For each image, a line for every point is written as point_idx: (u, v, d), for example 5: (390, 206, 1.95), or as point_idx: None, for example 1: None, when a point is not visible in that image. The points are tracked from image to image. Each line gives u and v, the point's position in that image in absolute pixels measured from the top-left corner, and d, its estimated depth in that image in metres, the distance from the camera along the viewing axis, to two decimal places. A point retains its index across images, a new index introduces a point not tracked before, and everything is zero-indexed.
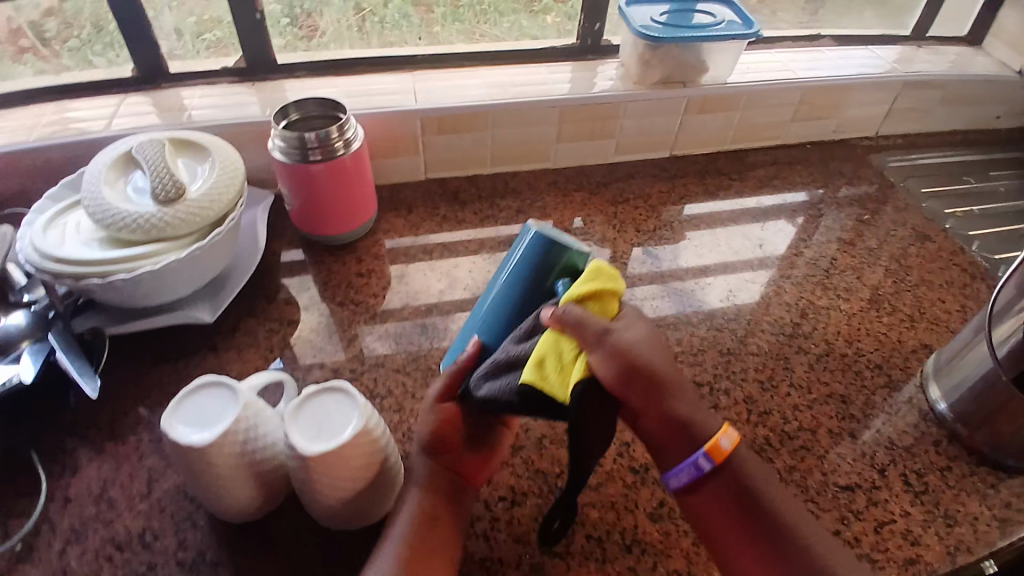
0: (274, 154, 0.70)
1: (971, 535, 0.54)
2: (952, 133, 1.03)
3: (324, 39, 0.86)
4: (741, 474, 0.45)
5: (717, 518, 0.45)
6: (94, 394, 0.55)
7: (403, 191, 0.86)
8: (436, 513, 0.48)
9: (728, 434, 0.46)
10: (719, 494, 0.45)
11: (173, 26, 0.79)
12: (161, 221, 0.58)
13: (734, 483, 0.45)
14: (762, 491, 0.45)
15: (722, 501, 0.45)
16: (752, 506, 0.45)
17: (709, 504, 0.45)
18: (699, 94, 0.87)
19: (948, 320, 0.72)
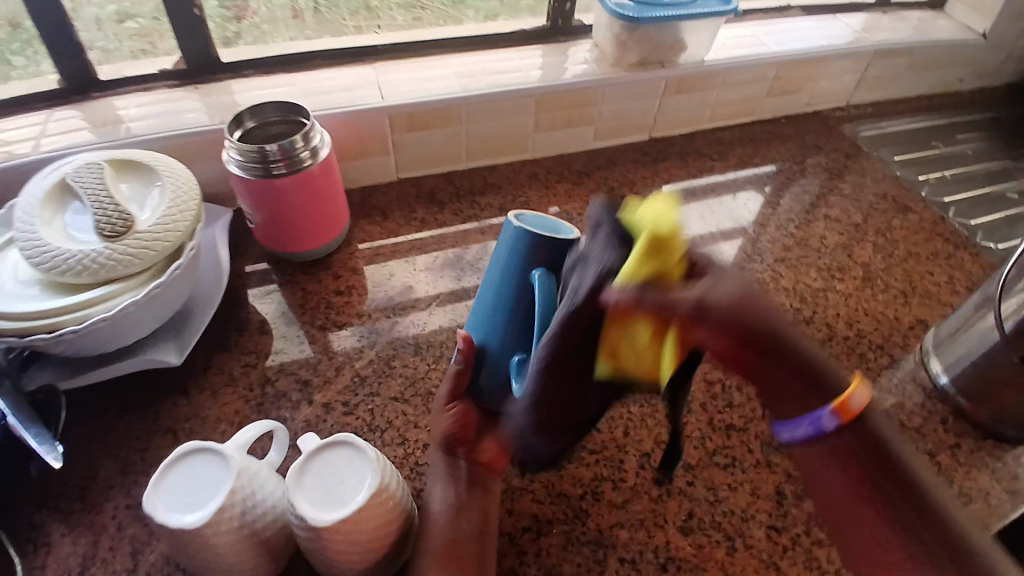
0: (230, 168, 0.62)
1: (986, 511, 0.54)
2: (918, 98, 1.04)
3: (256, 20, 0.78)
4: (870, 439, 0.37)
5: (845, 495, 0.37)
6: (56, 463, 0.48)
7: (374, 194, 0.80)
8: (462, 506, 0.48)
9: (859, 393, 0.36)
10: (849, 469, 0.37)
11: (91, 14, 0.70)
12: (111, 258, 0.52)
13: (867, 447, 0.37)
14: (899, 465, 0.37)
15: (852, 469, 0.36)
16: (889, 488, 0.36)
17: (838, 471, 0.37)
18: (678, 74, 0.83)
19: (938, 293, 0.73)
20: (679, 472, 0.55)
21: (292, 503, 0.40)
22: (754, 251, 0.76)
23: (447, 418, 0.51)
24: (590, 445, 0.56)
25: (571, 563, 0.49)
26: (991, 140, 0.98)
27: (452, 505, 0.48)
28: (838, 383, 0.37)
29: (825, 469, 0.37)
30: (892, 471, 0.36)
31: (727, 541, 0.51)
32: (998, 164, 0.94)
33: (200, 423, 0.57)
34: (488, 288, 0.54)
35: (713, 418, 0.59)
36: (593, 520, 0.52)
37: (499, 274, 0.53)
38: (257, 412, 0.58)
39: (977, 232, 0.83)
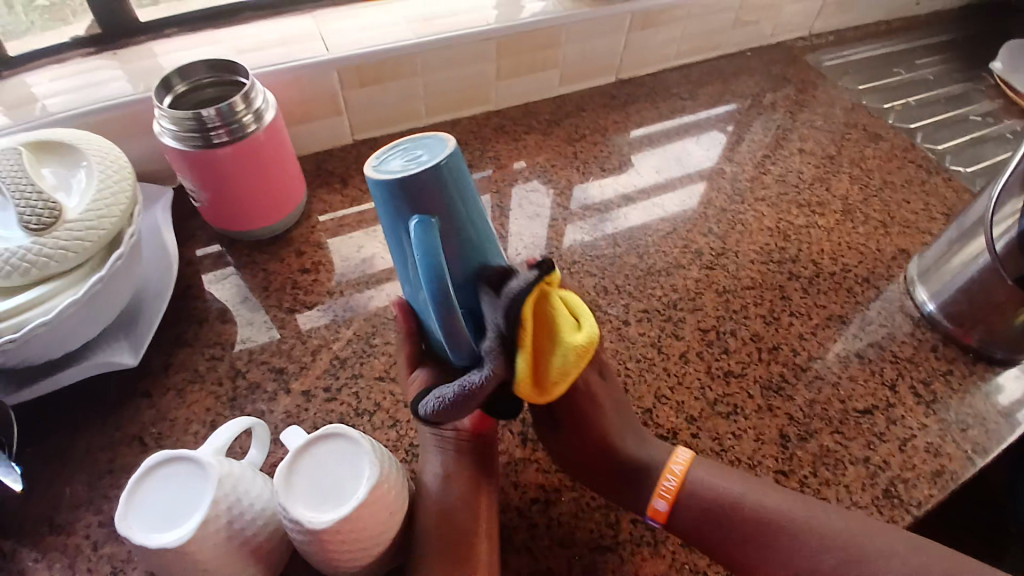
0: (164, 139, 0.55)
1: (985, 435, 0.56)
2: (878, 23, 1.02)
3: None
4: (714, 499, 0.45)
5: (705, 532, 0.45)
6: (18, 487, 0.46)
7: (329, 159, 0.73)
8: (456, 473, 0.46)
9: (675, 470, 0.47)
10: (732, 526, 0.44)
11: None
12: (40, 255, 0.46)
13: (699, 513, 0.45)
14: (754, 506, 0.45)
15: (704, 515, 0.45)
16: (775, 534, 0.44)
17: (683, 513, 0.45)
18: (642, 9, 0.79)
19: (916, 221, 0.73)
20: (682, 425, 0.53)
21: (285, 507, 0.36)
22: (734, 192, 0.74)
23: (414, 387, 0.48)
24: None
25: (584, 530, 0.48)
26: (950, 63, 0.97)
27: (444, 471, 0.46)
28: (711, 473, 0.47)
29: (703, 526, 0.45)
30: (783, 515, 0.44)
31: None
32: (958, 87, 0.93)
33: (169, 426, 0.52)
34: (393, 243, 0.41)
35: (710, 365, 0.58)
36: None
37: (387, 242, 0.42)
38: (230, 408, 0.53)
39: (945, 156, 0.83)
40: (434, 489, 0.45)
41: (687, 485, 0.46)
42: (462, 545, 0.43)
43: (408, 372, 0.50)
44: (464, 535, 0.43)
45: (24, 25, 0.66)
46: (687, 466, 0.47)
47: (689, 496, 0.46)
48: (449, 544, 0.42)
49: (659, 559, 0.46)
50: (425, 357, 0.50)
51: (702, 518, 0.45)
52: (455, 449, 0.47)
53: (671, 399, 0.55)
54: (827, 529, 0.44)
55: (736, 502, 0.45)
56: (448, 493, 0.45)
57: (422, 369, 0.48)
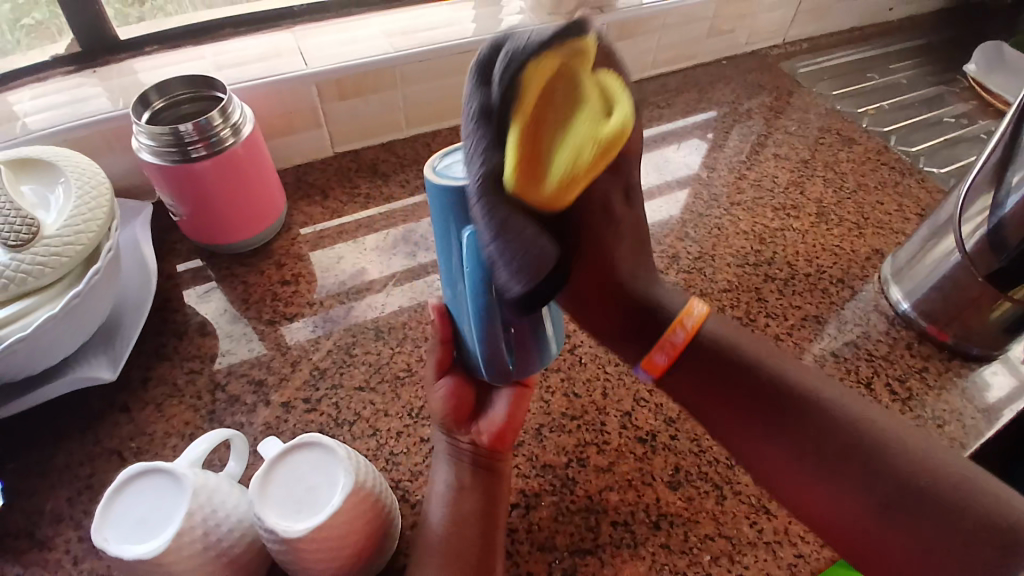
0: (142, 155, 0.55)
1: (961, 430, 0.56)
2: (851, 30, 1.04)
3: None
4: (728, 352, 0.42)
5: (705, 398, 0.43)
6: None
7: (310, 173, 0.74)
8: (464, 488, 0.46)
9: (686, 322, 0.43)
10: (742, 384, 0.42)
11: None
12: (17, 271, 0.46)
13: (702, 371, 0.43)
14: (772, 371, 0.42)
15: (705, 378, 0.42)
16: (796, 405, 0.41)
17: (685, 379, 0.43)
18: (617, 19, 0.80)
19: (890, 222, 0.74)
20: (661, 427, 0.54)
21: (258, 516, 0.36)
22: (711, 197, 0.75)
23: (439, 399, 0.50)
24: (571, 412, 0.54)
25: (564, 534, 0.48)
26: (923, 67, 0.99)
27: (454, 485, 0.47)
28: (729, 328, 0.44)
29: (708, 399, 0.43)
30: (798, 382, 0.42)
31: (717, 490, 0.51)
32: (932, 90, 0.95)
33: (149, 440, 0.52)
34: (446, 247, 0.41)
35: None
36: (581, 487, 0.50)
37: (438, 247, 0.41)
38: (210, 420, 0.53)
39: (919, 158, 0.84)
40: (436, 521, 0.45)
41: (699, 334, 0.43)
42: (466, 560, 0.43)
43: (435, 377, 0.51)
44: (466, 549, 0.43)
45: (11, 42, 0.66)
46: (702, 320, 0.43)
47: (697, 344, 0.43)
48: (458, 567, 0.42)
49: (639, 561, 0.47)
50: (455, 366, 0.51)
51: (707, 369, 0.42)
52: (469, 469, 0.47)
53: (650, 402, 0.56)
54: (839, 404, 0.41)
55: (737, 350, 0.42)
56: (450, 514, 0.45)
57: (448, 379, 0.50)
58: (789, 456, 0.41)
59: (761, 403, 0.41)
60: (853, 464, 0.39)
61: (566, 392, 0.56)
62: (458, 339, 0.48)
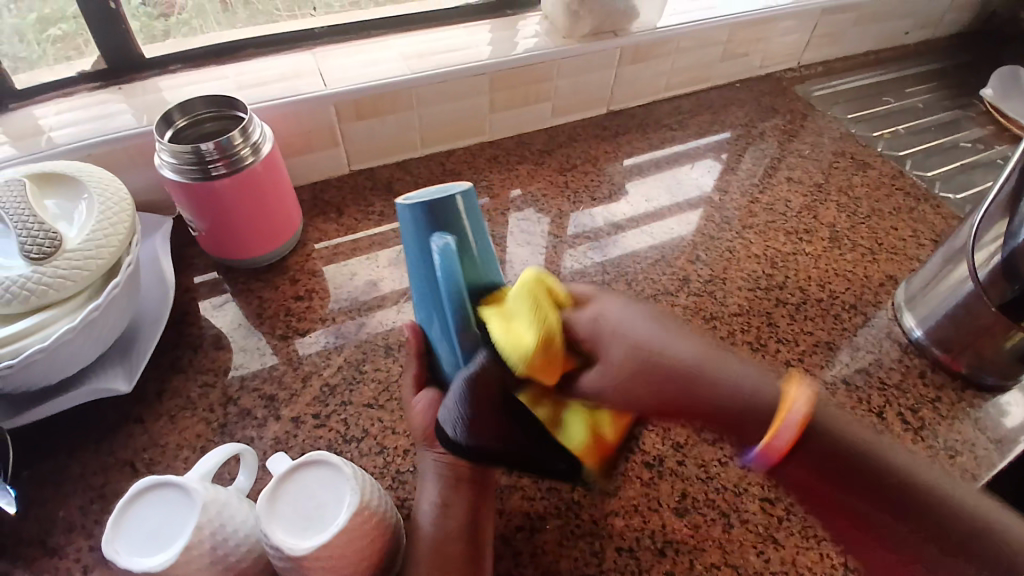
0: (164, 171, 0.57)
1: (975, 462, 0.55)
2: (867, 54, 1.04)
3: (184, 15, 0.72)
4: (838, 435, 0.32)
5: (820, 489, 0.32)
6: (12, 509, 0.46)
7: (325, 190, 0.75)
8: (450, 501, 0.46)
9: (800, 408, 0.32)
10: (854, 472, 0.32)
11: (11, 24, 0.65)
12: (39, 283, 0.47)
13: (815, 464, 0.32)
14: (882, 461, 0.32)
15: (812, 479, 0.32)
16: (905, 491, 0.32)
17: (800, 471, 0.32)
18: (631, 44, 0.81)
19: (904, 248, 0.74)
20: (668, 452, 0.54)
21: (266, 533, 0.37)
22: (722, 220, 0.75)
23: (417, 412, 0.50)
24: None
25: (568, 559, 0.48)
26: (940, 91, 0.99)
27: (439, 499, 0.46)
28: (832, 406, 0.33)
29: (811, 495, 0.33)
30: (931, 486, 0.32)
31: (724, 518, 0.50)
32: (948, 114, 0.95)
33: (161, 452, 0.53)
34: (416, 266, 0.48)
35: None
36: (586, 511, 0.50)
37: (410, 267, 0.49)
38: (221, 434, 0.54)
39: (934, 183, 0.84)
40: (427, 527, 0.44)
41: (808, 426, 0.32)
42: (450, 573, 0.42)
43: (413, 393, 0.52)
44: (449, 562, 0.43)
45: (38, 53, 0.68)
46: (810, 408, 0.36)
47: (812, 437, 0.32)
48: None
49: None
50: (430, 382, 0.53)
51: (830, 456, 0.32)
52: (452, 484, 0.46)
53: (658, 426, 0.55)
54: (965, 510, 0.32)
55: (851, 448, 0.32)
56: (438, 527, 0.44)
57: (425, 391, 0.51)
58: None
59: (872, 498, 0.32)
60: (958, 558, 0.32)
61: None
62: (429, 350, 0.52)
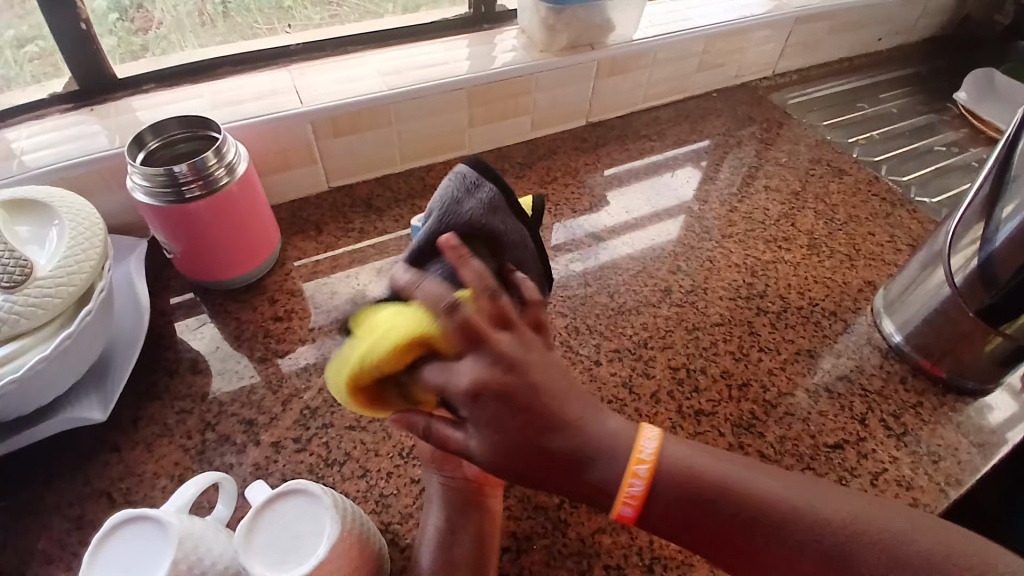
0: (136, 194, 0.56)
1: (956, 466, 0.56)
2: (840, 61, 1.06)
3: (161, 30, 0.70)
4: (700, 475, 0.40)
5: (700, 531, 0.40)
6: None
7: (305, 208, 0.75)
8: (452, 527, 0.46)
9: (646, 452, 0.39)
10: (723, 506, 0.39)
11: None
12: (9, 313, 0.46)
13: (685, 500, 0.39)
14: (741, 492, 0.39)
15: (690, 506, 0.39)
16: (766, 518, 0.39)
17: (677, 510, 0.39)
18: (608, 56, 0.81)
19: (881, 253, 0.74)
20: None
21: (245, 567, 0.36)
22: (703, 230, 0.76)
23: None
24: None
25: None
26: (913, 96, 1.01)
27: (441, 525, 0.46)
28: (690, 451, 0.41)
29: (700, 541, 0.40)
30: (808, 510, 0.39)
31: None
32: (922, 119, 0.96)
33: (138, 480, 0.52)
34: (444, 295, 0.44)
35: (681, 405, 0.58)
36: (573, 530, 0.50)
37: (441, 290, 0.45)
38: (200, 461, 0.53)
39: (910, 187, 0.85)
40: (426, 563, 0.45)
41: (658, 472, 0.39)
42: None
43: None
44: None
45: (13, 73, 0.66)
46: (654, 454, 0.39)
47: (660, 482, 0.39)
48: None
49: None
50: None
51: (693, 501, 0.39)
52: (455, 510, 0.46)
53: None
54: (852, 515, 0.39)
55: (720, 477, 0.40)
56: (435, 562, 0.45)
57: None
58: None
59: (738, 526, 0.39)
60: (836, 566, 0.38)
61: None
62: None
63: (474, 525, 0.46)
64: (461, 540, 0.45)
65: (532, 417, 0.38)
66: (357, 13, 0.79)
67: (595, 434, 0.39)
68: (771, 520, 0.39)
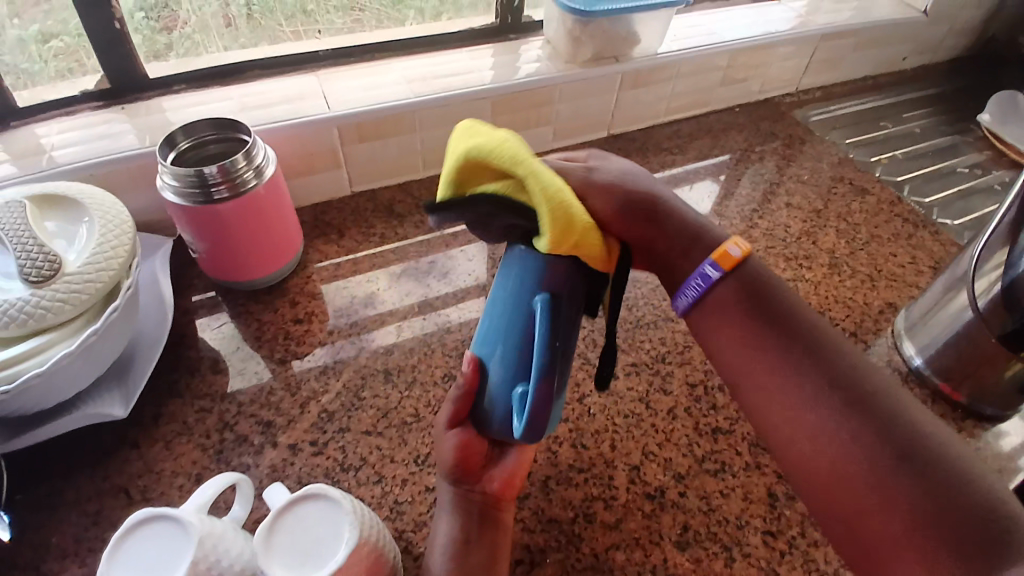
0: (165, 194, 0.57)
1: None
2: (864, 79, 1.05)
3: (186, 30, 0.71)
4: (765, 287, 0.47)
5: (743, 328, 0.46)
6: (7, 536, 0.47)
7: (327, 211, 0.75)
8: (467, 543, 0.46)
9: (738, 244, 0.48)
10: (769, 307, 0.46)
11: (15, 35, 0.64)
12: (38, 307, 0.47)
13: (744, 290, 0.47)
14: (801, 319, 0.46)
15: (739, 304, 0.47)
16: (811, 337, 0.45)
17: (724, 309, 0.47)
18: (632, 69, 0.81)
19: (903, 275, 0.74)
20: (670, 483, 0.53)
21: (264, 570, 0.36)
22: None
23: (448, 449, 0.47)
24: (578, 463, 0.54)
25: None
26: (937, 116, 1.00)
27: (456, 539, 0.46)
28: (774, 277, 0.48)
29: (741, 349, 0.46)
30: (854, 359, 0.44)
31: (725, 552, 0.50)
32: (945, 140, 0.96)
33: (156, 477, 0.52)
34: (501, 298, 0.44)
35: (699, 422, 0.58)
36: (587, 544, 0.49)
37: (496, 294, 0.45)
38: (218, 460, 0.53)
39: (933, 209, 0.84)
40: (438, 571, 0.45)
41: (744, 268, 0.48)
42: None
43: (446, 426, 0.48)
44: None
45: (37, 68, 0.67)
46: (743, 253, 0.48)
47: (740, 272, 0.48)
48: None
49: None
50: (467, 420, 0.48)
51: (749, 304, 0.47)
52: (473, 524, 0.46)
53: (659, 456, 0.55)
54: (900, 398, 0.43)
55: (802, 312, 0.47)
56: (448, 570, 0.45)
57: (459, 431, 0.48)
58: (830, 439, 0.42)
59: (782, 343, 0.45)
60: (860, 409, 0.42)
61: (575, 443, 0.55)
62: (479, 394, 0.46)
63: (492, 539, 0.46)
64: (478, 552, 0.45)
65: (646, 182, 0.50)
66: (379, 17, 0.79)
67: (676, 204, 0.50)
68: (806, 343, 0.45)
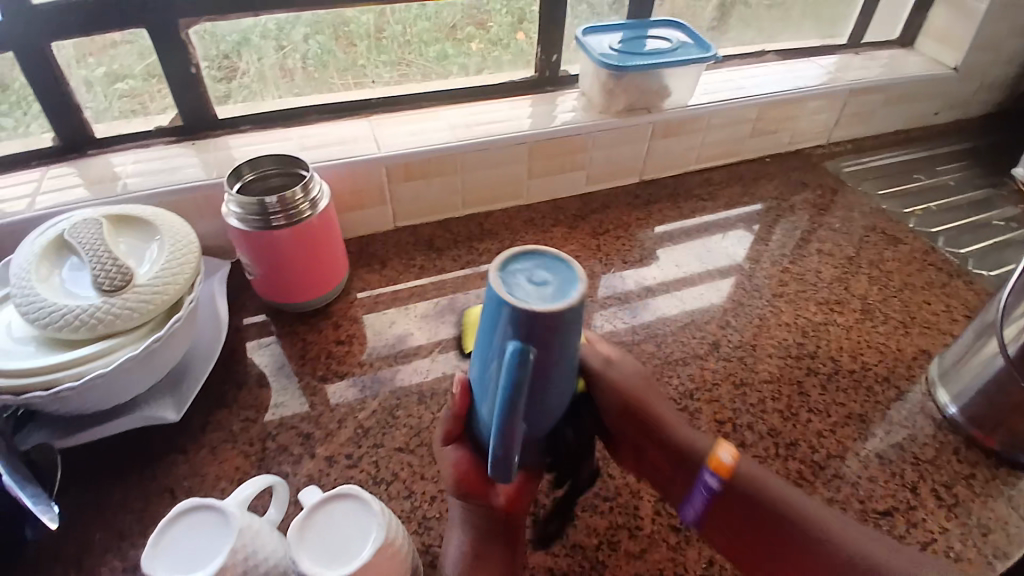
0: (230, 221, 0.62)
1: (1006, 539, 0.53)
2: (895, 133, 1.07)
3: (246, 79, 0.78)
4: (757, 491, 0.45)
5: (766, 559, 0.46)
6: (54, 523, 0.47)
7: (372, 243, 0.80)
8: (480, 554, 0.47)
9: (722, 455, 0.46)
10: (773, 533, 0.45)
11: (83, 77, 0.70)
12: (109, 313, 0.52)
13: (736, 504, 0.46)
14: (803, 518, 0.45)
15: (727, 504, 0.46)
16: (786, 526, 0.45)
17: (735, 496, 0.46)
18: (664, 119, 0.86)
19: (937, 322, 0.73)
20: None
21: (295, 560, 0.38)
22: (754, 288, 0.77)
23: (447, 466, 0.45)
24: (603, 492, 0.55)
25: None
26: (970, 170, 1.00)
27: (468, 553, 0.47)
28: (755, 468, 0.46)
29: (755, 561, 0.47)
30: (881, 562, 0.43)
31: None
32: (980, 193, 0.95)
33: (200, 481, 0.55)
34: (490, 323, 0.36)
35: None
36: (611, 572, 0.50)
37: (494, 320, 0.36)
38: (258, 468, 0.56)
39: (966, 259, 0.83)
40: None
41: (732, 476, 0.46)
42: None
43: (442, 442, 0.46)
44: None
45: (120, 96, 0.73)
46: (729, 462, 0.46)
47: (729, 488, 0.46)
48: None
49: None
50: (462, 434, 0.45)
51: (755, 512, 0.45)
52: (485, 534, 0.47)
53: None
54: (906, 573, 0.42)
55: (781, 504, 0.45)
56: None
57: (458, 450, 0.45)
58: None
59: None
60: None
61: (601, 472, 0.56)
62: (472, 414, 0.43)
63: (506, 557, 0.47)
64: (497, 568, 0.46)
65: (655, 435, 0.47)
66: (426, 72, 0.85)
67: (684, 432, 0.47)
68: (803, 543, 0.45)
